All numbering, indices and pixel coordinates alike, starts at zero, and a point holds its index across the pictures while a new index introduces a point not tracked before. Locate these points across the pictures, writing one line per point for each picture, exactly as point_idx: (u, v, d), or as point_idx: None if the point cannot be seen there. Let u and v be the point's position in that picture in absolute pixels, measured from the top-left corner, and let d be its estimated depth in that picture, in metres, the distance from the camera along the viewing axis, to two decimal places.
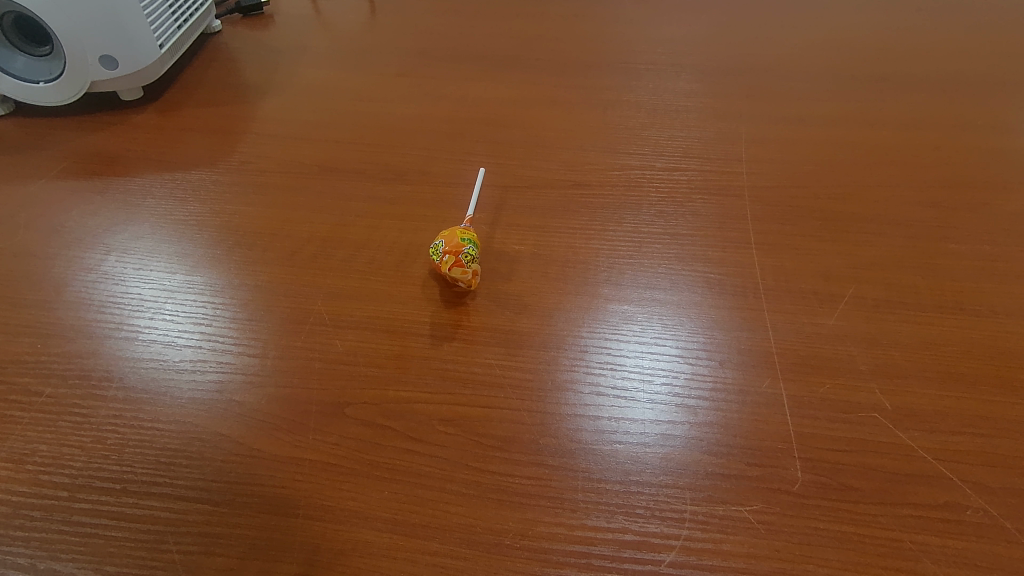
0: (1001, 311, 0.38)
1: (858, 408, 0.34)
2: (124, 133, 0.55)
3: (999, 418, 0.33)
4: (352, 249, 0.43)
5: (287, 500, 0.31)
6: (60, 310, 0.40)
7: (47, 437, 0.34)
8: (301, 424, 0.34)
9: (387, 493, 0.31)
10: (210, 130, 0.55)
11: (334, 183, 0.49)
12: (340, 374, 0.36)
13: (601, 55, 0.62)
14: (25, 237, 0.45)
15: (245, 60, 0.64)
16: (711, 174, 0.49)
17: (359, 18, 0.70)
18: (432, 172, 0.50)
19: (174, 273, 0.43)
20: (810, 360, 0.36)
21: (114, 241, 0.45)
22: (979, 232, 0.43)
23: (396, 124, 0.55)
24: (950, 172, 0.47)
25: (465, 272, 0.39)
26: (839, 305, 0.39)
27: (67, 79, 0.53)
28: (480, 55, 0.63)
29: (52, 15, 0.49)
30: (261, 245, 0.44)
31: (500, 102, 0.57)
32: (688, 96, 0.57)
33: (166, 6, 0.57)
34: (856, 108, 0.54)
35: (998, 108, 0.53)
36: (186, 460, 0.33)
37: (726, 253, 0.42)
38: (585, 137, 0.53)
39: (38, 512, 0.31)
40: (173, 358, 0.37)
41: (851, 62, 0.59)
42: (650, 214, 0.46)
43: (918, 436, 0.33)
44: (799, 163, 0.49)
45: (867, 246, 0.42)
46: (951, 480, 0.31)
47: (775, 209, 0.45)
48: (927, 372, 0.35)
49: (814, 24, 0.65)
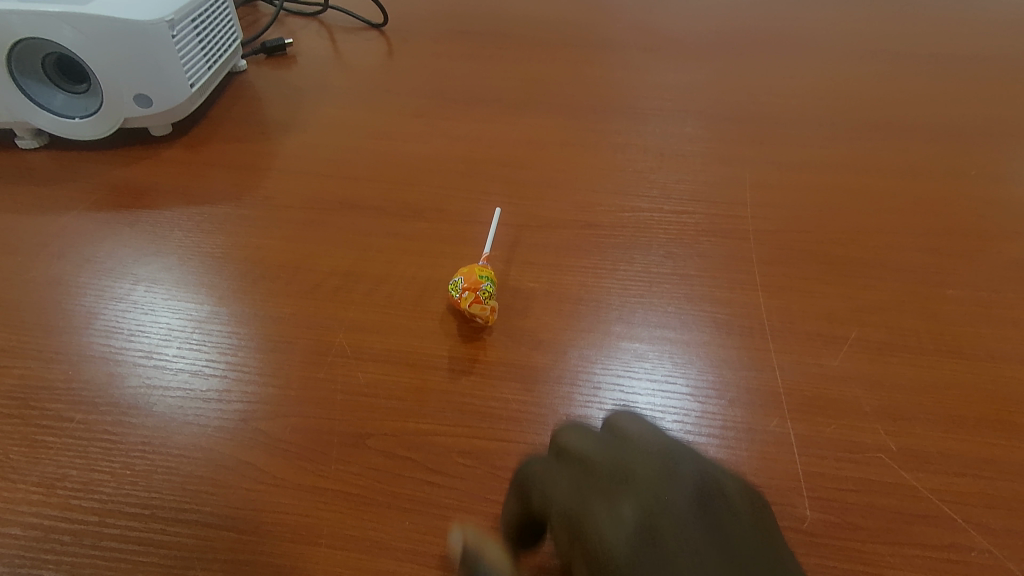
0: (999, 356, 0.39)
1: (864, 448, 0.35)
2: (153, 166, 0.57)
3: (1001, 460, 0.34)
4: (373, 283, 0.45)
5: (309, 529, 0.32)
6: (91, 338, 0.42)
7: (78, 462, 0.35)
8: (324, 454, 0.35)
9: (409, 524, 0.32)
10: (236, 165, 0.57)
11: (355, 219, 0.51)
12: (361, 405, 0.37)
13: (610, 100, 0.65)
14: (57, 266, 0.47)
15: (269, 98, 0.67)
16: (717, 217, 0.51)
17: (379, 60, 0.73)
18: (450, 210, 0.52)
19: (201, 304, 0.44)
20: (816, 400, 0.37)
21: (142, 272, 0.47)
22: (977, 279, 0.44)
23: (415, 163, 0.57)
24: (946, 220, 0.49)
25: (484, 308, 0.40)
26: (843, 348, 0.40)
27: (102, 115, 0.56)
28: (495, 98, 0.66)
29: (93, 56, 0.52)
30: (285, 278, 0.46)
31: (514, 144, 0.60)
32: (693, 140, 0.59)
33: (200, 51, 0.60)
34: (855, 155, 0.56)
35: (991, 159, 0.55)
36: (213, 487, 0.34)
37: (734, 294, 0.44)
38: (595, 178, 0.55)
39: (69, 536, 0.32)
40: (199, 387, 0.39)
41: (849, 111, 0.62)
42: (659, 254, 0.47)
43: (923, 477, 0.34)
44: (801, 208, 0.51)
45: (869, 289, 0.44)
46: (955, 521, 0.32)
47: (778, 252, 0.47)
48: (929, 413, 0.37)
49: (812, 74, 0.68)
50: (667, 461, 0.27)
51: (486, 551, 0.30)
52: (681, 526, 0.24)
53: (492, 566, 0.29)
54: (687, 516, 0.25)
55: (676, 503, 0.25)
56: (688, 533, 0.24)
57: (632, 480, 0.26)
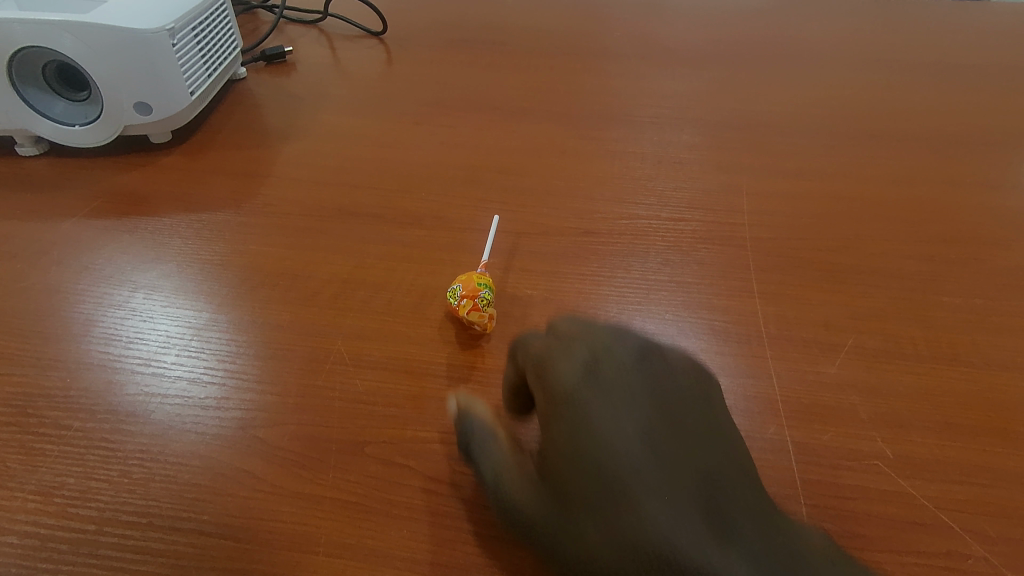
0: (995, 363, 0.40)
1: (861, 456, 0.35)
2: (152, 173, 0.58)
3: (997, 468, 0.35)
4: (371, 290, 0.45)
5: (307, 538, 0.32)
6: (90, 345, 0.42)
7: (76, 470, 0.35)
8: (322, 461, 0.35)
9: (407, 532, 0.32)
10: (235, 173, 0.57)
11: (354, 226, 0.51)
12: (360, 413, 0.37)
13: (608, 108, 0.66)
14: (56, 273, 0.47)
15: (269, 106, 0.67)
16: (715, 225, 0.51)
17: (378, 68, 0.74)
18: (448, 218, 0.52)
19: (200, 311, 0.44)
20: (813, 408, 0.38)
21: (141, 279, 0.47)
22: (972, 287, 0.45)
23: (414, 170, 0.57)
24: (942, 228, 0.50)
25: (482, 315, 0.41)
26: (839, 355, 0.40)
27: (102, 122, 0.56)
28: (493, 106, 0.67)
29: (93, 64, 0.52)
30: (283, 286, 0.46)
31: (513, 151, 0.60)
32: (690, 148, 0.60)
33: (200, 59, 0.60)
34: (852, 163, 0.57)
35: (987, 167, 0.56)
36: (211, 495, 0.34)
37: (731, 302, 0.44)
38: (593, 186, 0.55)
39: (66, 545, 0.32)
40: (198, 394, 0.39)
41: (845, 120, 0.63)
42: (656, 261, 0.48)
43: (919, 485, 0.34)
44: (798, 216, 0.51)
45: (865, 297, 0.44)
46: (952, 529, 0.32)
47: (775, 259, 0.47)
48: (926, 421, 0.37)
49: (809, 82, 0.69)
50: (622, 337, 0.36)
51: (476, 410, 0.36)
52: (625, 373, 0.33)
53: (478, 414, 0.35)
54: (630, 366, 0.34)
55: (623, 358, 0.34)
56: (624, 375, 0.33)
57: (593, 344, 0.35)
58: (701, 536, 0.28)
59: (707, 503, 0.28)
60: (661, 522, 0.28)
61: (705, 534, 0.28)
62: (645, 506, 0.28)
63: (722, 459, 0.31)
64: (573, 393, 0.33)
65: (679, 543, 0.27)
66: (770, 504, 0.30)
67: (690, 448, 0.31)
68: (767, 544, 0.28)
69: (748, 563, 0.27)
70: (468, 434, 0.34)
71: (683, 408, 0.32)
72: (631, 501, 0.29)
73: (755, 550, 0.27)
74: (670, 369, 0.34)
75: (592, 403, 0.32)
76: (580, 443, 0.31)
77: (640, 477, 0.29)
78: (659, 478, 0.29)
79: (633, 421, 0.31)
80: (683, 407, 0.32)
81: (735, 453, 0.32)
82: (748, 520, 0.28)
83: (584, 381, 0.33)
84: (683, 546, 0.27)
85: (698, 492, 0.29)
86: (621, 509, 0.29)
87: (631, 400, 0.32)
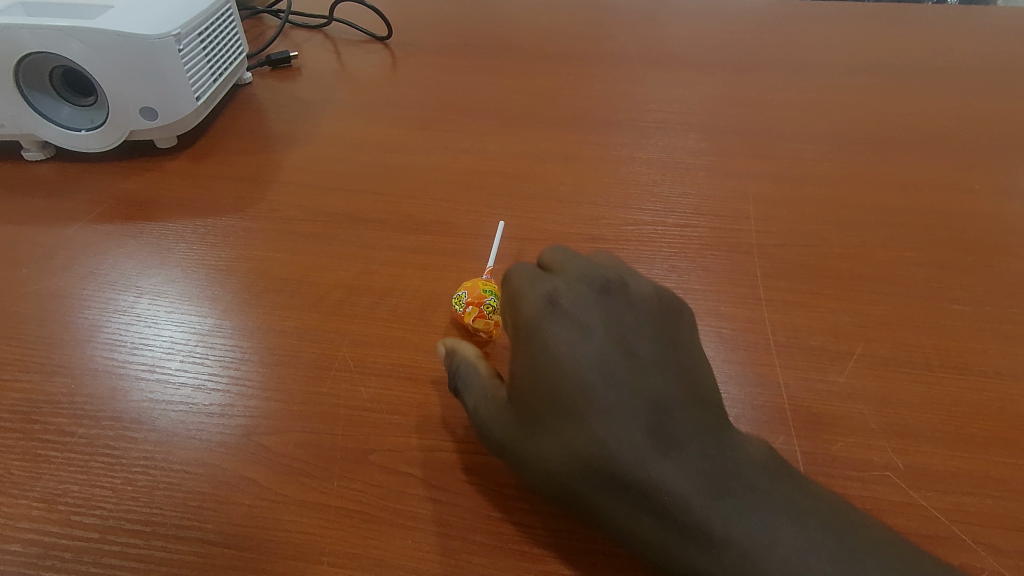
0: (1006, 372, 0.39)
1: (871, 466, 0.35)
2: (158, 178, 0.58)
3: (1009, 479, 0.34)
4: (376, 296, 0.45)
5: (311, 548, 0.32)
6: (94, 351, 0.42)
7: (79, 478, 0.35)
8: (327, 469, 0.35)
9: (412, 542, 0.32)
10: (240, 178, 0.57)
11: (359, 232, 0.51)
12: (364, 421, 0.37)
13: (613, 113, 0.66)
14: (61, 279, 0.47)
15: (274, 111, 0.68)
16: (721, 231, 0.51)
17: (383, 73, 0.74)
18: (453, 223, 0.52)
19: (204, 317, 0.44)
20: (822, 417, 0.37)
21: (146, 284, 0.47)
22: (981, 295, 0.44)
23: (419, 176, 0.57)
24: (950, 235, 0.49)
25: (488, 323, 0.40)
26: (848, 363, 0.40)
27: (108, 127, 0.56)
28: (498, 111, 0.67)
29: (100, 70, 0.53)
30: (288, 291, 0.46)
31: (518, 157, 0.60)
32: (696, 154, 0.59)
33: (206, 66, 0.60)
34: (858, 169, 0.57)
35: (995, 173, 0.55)
36: (214, 504, 0.34)
37: (738, 309, 0.44)
38: (598, 192, 0.55)
39: (69, 553, 0.32)
40: (202, 401, 0.38)
41: (852, 125, 0.62)
42: (662, 268, 0.47)
43: (930, 496, 0.34)
44: (805, 223, 0.51)
45: (873, 304, 0.44)
46: (965, 542, 0.32)
47: (781, 266, 0.47)
48: (936, 431, 0.36)
49: (814, 87, 0.68)
50: (587, 273, 0.37)
51: (464, 350, 0.38)
52: (583, 305, 0.35)
53: (465, 354, 0.37)
54: (589, 301, 0.35)
55: (583, 292, 0.35)
56: (584, 305, 0.35)
57: (556, 281, 0.37)
58: (641, 449, 0.29)
59: (653, 420, 0.30)
60: (606, 439, 0.30)
61: (647, 448, 0.29)
62: (588, 420, 0.30)
63: (675, 381, 0.32)
64: (533, 325, 0.35)
65: (621, 457, 0.29)
66: (726, 421, 0.31)
67: (641, 368, 0.32)
68: (713, 455, 0.29)
69: (688, 475, 0.28)
70: (456, 374, 0.37)
71: (639, 336, 0.33)
72: (576, 418, 0.31)
73: (696, 462, 0.29)
74: (632, 302, 0.35)
75: (548, 334, 0.34)
76: (537, 370, 0.33)
77: (588, 398, 0.31)
78: (607, 400, 0.31)
79: (586, 344, 0.33)
80: (640, 334, 0.34)
81: (693, 375, 0.33)
82: (695, 434, 0.30)
83: (544, 314, 0.35)
84: (623, 458, 0.29)
85: (645, 411, 0.30)
86: (571, 429, 0.31)
87: (586, 330, 0.33)
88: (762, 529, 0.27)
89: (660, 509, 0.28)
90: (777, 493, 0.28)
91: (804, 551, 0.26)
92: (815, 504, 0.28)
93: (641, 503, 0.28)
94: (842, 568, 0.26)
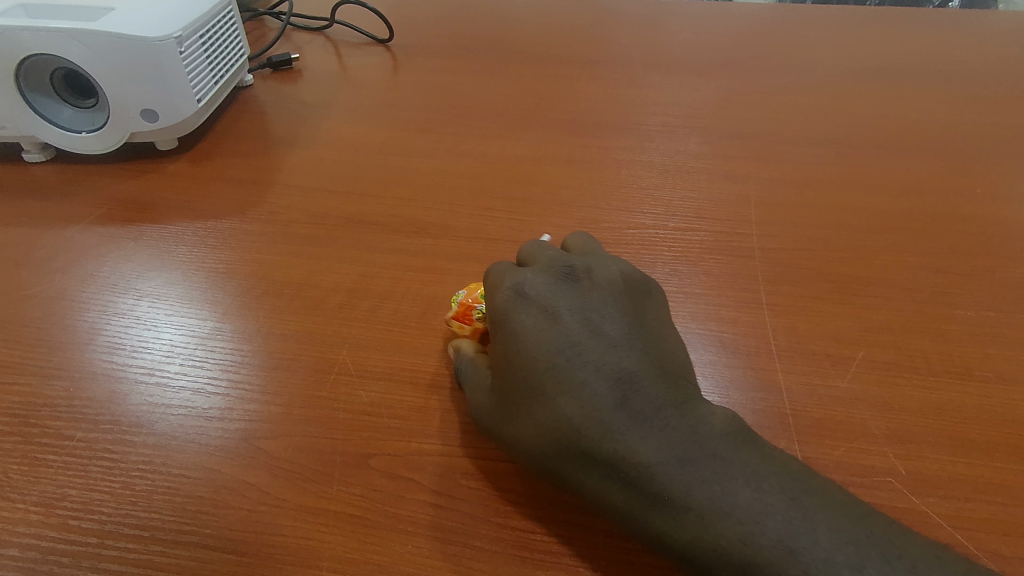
0: (1008, 378, 0.39)
1: (873, 472, 0.35)
2: (158, 181, 0.58)
3: (1012, 486, 0.34)
4: (376, 300, 0.45)
5: (310, 553, 0.32)
6: (93, 354, 0.42)
7: (78, 482, 0.35)
8: (326, 474, 0.35)
9: (412, 547, 0.32)
10: (241, 180, 0.57)
11: (360, 235, 0.51)
12: (364, 425, 0.37)
13: (614, 117, 0.66)
14: (61, 281, 0.47)
15: (275, 113, 0.68)
16: (722, 235, 0.50)
17: (384, 75, 0.74)
18: (454, 226, 0.52)
19: (204, 320, 0.44)
20: (823, 423, 0.37)
21: (146, 287, 0.47)
22: (983, 300, 0.44)
23: (419, 179, 0.57)
24: (953, 239, 0.49)
25: (467, 325, 0.41)
26: (850, 368, 0.40)
27: (109, 129, 0.56)
28: (499, 114, 0.67)
29: (101, 72, 0.53)
30: (287, 295, 0.46)
31: (518, 160, 0.60)
32: (697, 157, 0.59)
33: (207, 67, 0.60)
34: (860, 173, 0.56)
35: (997, 178, 0.55)
36: (214, 508, 0.33)
37: (739, 313, 0.44)
38: (599, 195, 0.55)
39: (67, 558, 0.32)
40: (202, 405, 0.38)
41: (854, 129, 0.62)
42: (663, 272, 0.47)
43: (933, 502, 0.33)
44: (806, 227, 0.51)
45: (875, 309, 0.44)
46: (968, 549, 0.31)
47: (783, 270, 0.47)
48: (938, 437, 0.36)
49: (816, 91, 0.68)
50: (554, 262, 0.39)
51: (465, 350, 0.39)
52: (550, 291, 0.36)
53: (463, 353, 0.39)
54: (555, 287, 0.36)
55: (548, 279, 0.37)
56: (551, 292, 0.36)
57: (523, 269, 0.38)
58: (608, 423, 0.31)
59: (616, 396, 0.31)
60: (574, 417, 0.31)
61: (613, 422, 0.31)
62: (557, 400, 0.32)
63: (639, 359, 0.33)
64: (503, 313, 0.36)
65: (590, 431, 0.31)
66: (689, 393, 0.33)
67: (606, 349, 0.33)
68: (675, 426, 0.30)
69: (651, 445, 0.30)
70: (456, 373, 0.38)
71: (605, 318, 0.35)
72: (546, 399, 0.32)
73: (659, 434, 0.30)
74: (596, 286, 0.37)
75: (517, 320, 0.35)
76: (509, 356, 0.34)
77: (557, 378, 0.32)
78: (574, 379, 0.32)
79: (553, 329, 0.34)
80: (604, 316, 0.35)
81: (657, 353, 0.34)
82: (657, 408, 0.31)
83: (512, 302, 0.36)
84: (591, 433, 0.31)
85: (609, 388, 0.32)
86: (542, 408, 0.32)
87: (553, 315, 0.35)
88: (722, 492, 0.28)
89: (627, 481, 0.30)
90: (736, 458, 0.29)
91: (761, 510, 0.27)
92: (774, 467, 0.29)
93: (610, 475, 0.30)
94: (797, 525, 0.26)
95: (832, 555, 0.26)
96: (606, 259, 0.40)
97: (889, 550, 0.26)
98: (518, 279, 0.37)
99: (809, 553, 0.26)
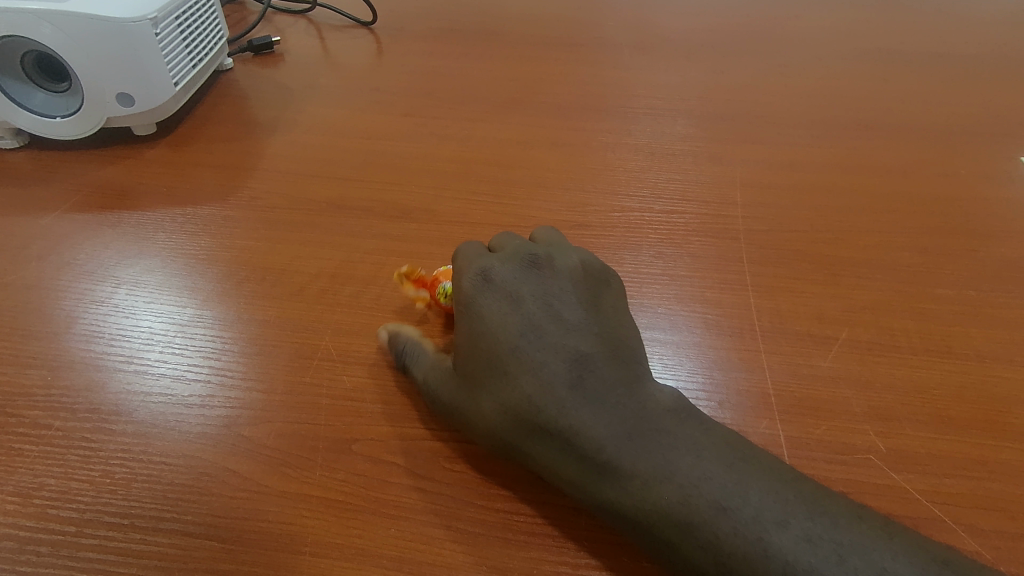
0: (988, 355, 0.39)
1: (855, 450, 0.35)
2: (136, 167, 0.56)
3: (989, 461, 0.34)
4: (359, 286, 0.44)
5: (291, 538, 0.31)
6: (70, 343, 0.41)
7: (56, 471, 0.34)
8: (309, 460, 0.34)
9: (395, 530, 0.32)
10: (221, 165, 0.56)
11: (343, 220, 0.50)
12: (347, 411, 0.37)
13: (601, 100, 0.65)
14: (36, 270, 0.46)
15: (255, 97, 0.66)
16: (708, 217, 0.50)
17: (367, 58, 0.73)
18: (438, 211, 0.51)
19: (184, 308, 0.43)
20: (806, 402, 0.37)
21: (124, 275, 0.46)
22: (965, 279, 0.44)
23: (403, 163, 0.56)
24: (937, 219, 0.49)
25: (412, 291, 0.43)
26: (833, 348, 0.40)
27: (83, 114, 0.55)
28: (485, 97, 0.66)
29: (74, 55, 0.51)
30: (269, 281, 0.45)
31: (504, 143, 0.59)
32: (684, 140, 0.59)
33: (184, 50, 0.58)
34: (846, 154, 0.56)
35: (982, 158, 0.55)
36: (195, 495, 0.33)
37: (724, 295, 0.44)
38: (585, 178, 0.55)
39: (45, 547, 0.31)
40: (182, 393, 0.38)
41: (840, 111, 0.62)
42: (650, 254, 0.47)
43: (912, 478, 0.34)
44: (791, 208, 0.51)
45: (859, 289, 0.44)
46: (945, 523, 0.32)
47: (768, 252, 0.47)
48: (919, 415, 0.36)
49: (803, 73, 0.68)
50: (519, 249, 0.38)
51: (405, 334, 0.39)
52: (514, 277, 0.36)
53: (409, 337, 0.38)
54: (519, 273, 0.36)
55: (513, 266, 0.36)
56: (515, 275, 0.36)
57: (489, 256, 0.38)
58: (564, 401, 0.31)
59: (572, 375, 0.31)
60: (532, 395, 0.31)
61: (568, 399, 0.31)
62: (516, 379, 0.32)
63: (596, 340, 0.33)
64: (467, 298, 0.35)
65: (546, 408, 0.31)
66: (642, 372, 0.33)
67: (565, 330, 0.33)
68: (627, 402, 0.31)
69: (602, 420, 0.30)
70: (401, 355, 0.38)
71: (565, 302, 0.35)
72: (506, 378, 0.32)
73: (612, 410, 0.30)
74: (557, 273, 0.36)
75: (481, 305, 0.35)
76: (471, 337, 0.34)
77: (517, 359, 0.32)
78: (533, 359, 0.32)
79: (515, 311, 0.34)
80: (565, 299, 0.35)
81: (615, 336, 0.34)
82: (611, 386, 0.31)
83: (477, 288, 0.35)
84: (548, 410, 0.31)
85: (566, 367, 0.32)
86: (501, 387, 0.32)
87: (514, 298, 0.35)
88: (665, 461, 0.28)
89: (581, 455, 0.30)
90: (681, 431, 0.30)
91: (699, 476, 0.28)
92: (714, 439, 0.30)
93: (565, 450, 0.30)
94: (731, 487, 0.27)
95: (760, 512, 0.26)
96: (569, 248, 0.40)
97: (812, 504, 0.27)
98: (484, 266, 0.36)
99: (739, 511, 0.26)
